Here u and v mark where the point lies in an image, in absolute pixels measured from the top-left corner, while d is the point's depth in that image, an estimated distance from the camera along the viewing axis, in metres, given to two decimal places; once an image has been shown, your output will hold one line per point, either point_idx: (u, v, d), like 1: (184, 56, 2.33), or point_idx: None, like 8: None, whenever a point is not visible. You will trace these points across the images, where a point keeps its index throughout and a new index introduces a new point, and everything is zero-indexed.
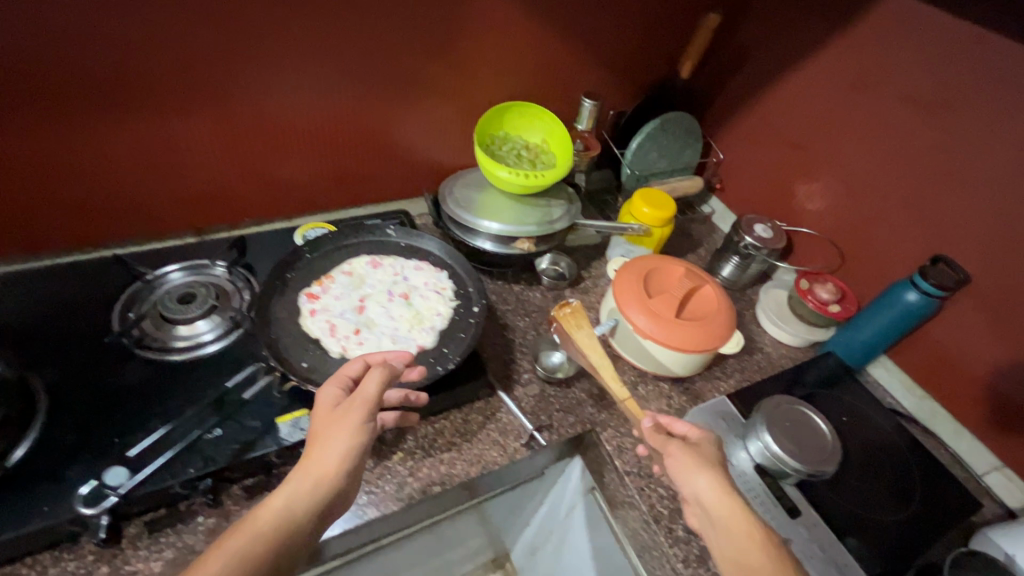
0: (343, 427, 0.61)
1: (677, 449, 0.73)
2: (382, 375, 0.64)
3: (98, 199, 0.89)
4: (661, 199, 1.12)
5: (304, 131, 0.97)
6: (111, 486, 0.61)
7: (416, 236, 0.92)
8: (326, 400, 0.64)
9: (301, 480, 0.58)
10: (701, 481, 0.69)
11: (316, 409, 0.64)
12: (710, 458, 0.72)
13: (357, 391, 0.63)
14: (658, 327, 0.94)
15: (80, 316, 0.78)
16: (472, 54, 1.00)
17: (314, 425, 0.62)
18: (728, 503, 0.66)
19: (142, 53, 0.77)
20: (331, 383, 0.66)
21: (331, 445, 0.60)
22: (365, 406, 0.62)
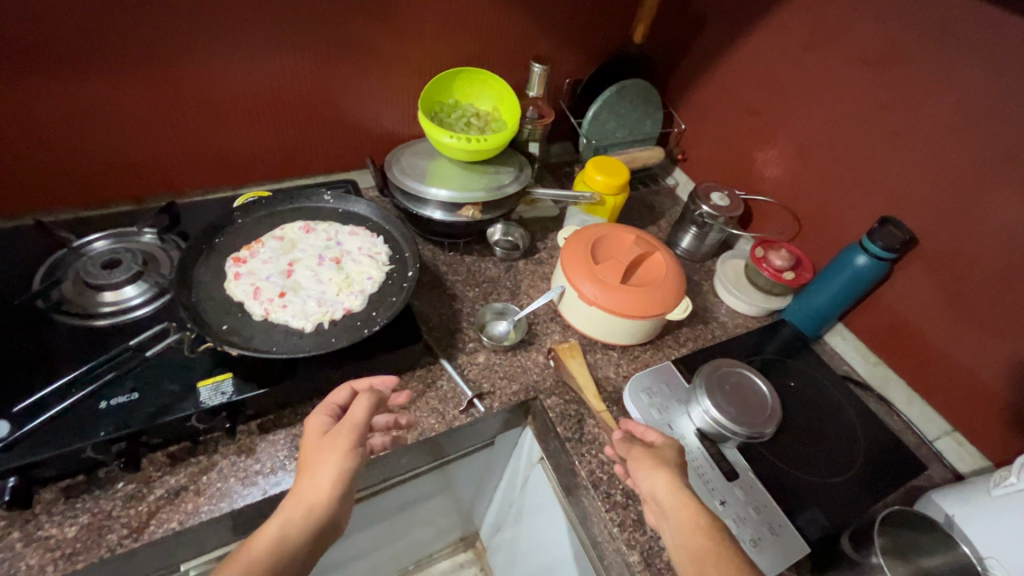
0: (334, 452, 0.63)
1: (637, 455, 0.71)
2: (368, 398, 0.67)
3: (25, 166, 0.86)
4: (615, 167, 1.10)
5: (242, 99, 0.95)
6: None
7: (353, 202, 0.90)
8: (316, 429, 0.67)
9: (293, 506, 0.60)
10: (656, 481, 0.67)
11: (306, 439, 0.67)
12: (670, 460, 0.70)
13: (344, 416, 0.67)
14: (604, 294, 0.92)
15: (1, 283, 0.76)
16: (414, 15, 0.97)
17: (305, 453, 0.65)
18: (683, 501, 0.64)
19: (55, 9, 0.75)
20: (319, 412, 0.70)
21: (321, 468, 0.62)
22: (353, 429, 0.65)
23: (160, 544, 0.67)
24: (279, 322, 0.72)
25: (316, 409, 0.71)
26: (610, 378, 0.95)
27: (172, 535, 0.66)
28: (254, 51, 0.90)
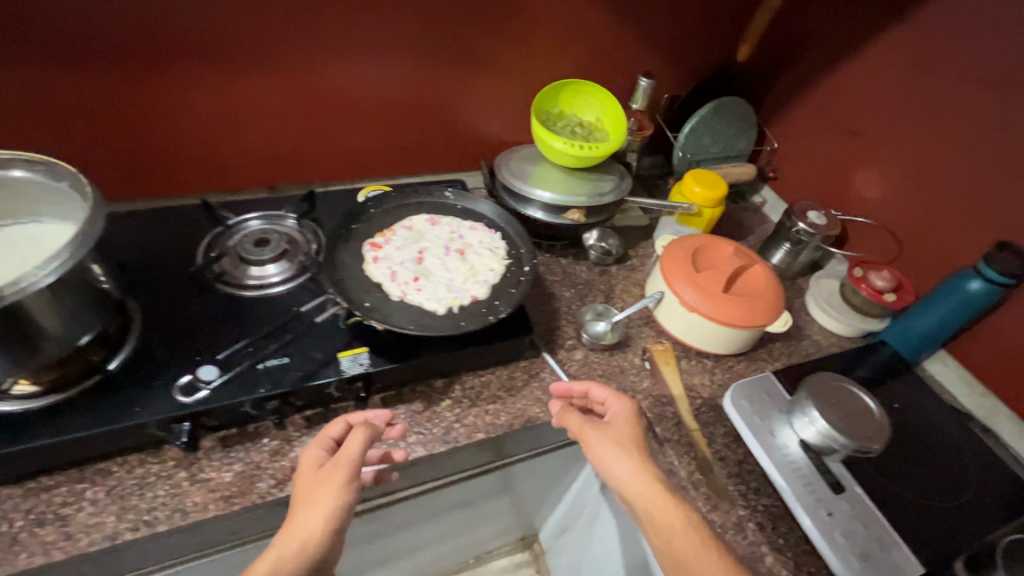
0: (328, 487, 0.66)
1: (599, 435, 0.75)
2: (363, 434, 0.69)
3: (187, 153, 0.97)
4: (713, 180, 1.12)
5: (371, 100, 1.03)
6: (205, 380, 0.70)
7: (472, 200, 0.96)
8: (311, 463, 0.69)
9: (288, 543, 0.62)
10: (622, 464, 0.72)
11: (300, 475, 0.69)
12: (630, 438, 0.75)
13: (339, 452, 0.69)
14: (704, 302, 0.94)
15: (172, 252, 0.86)
16: (532, 26, 1.03)
17: (300, 489, 0.68)
18: (655, 492, 0.69)
19: (235, 16, 0.85)
20: (315, 445, 0.72)
21: (315, 505, 0.64)
22: (348, 466, 0.67)
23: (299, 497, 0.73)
24: (414, 303, 0.78)
25: (312, 442, 0.73)
26: (705, 385, 0.97)
27: None
28: (386, 55, 0.98)
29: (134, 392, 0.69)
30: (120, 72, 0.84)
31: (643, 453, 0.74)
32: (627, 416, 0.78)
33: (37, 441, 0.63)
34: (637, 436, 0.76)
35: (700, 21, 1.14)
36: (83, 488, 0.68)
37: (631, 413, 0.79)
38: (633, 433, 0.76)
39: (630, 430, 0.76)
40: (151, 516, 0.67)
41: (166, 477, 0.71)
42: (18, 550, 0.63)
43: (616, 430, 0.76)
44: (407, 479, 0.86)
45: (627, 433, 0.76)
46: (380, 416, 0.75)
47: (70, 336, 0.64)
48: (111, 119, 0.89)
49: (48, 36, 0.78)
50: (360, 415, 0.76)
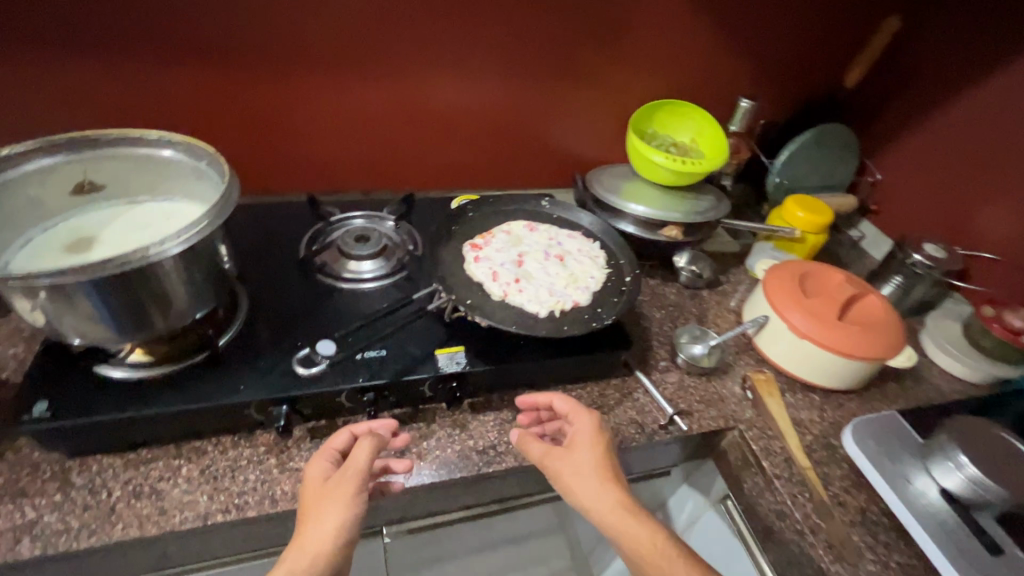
0: (337, 499, 0.60)
1: (569, 464, 0.66)
2: (369, 445, 0.64)
3: (293, 153, 1.00)
4: (817, 206, 1.06)
5: (472, 109, 1.04)
6: (322, 354, 0.69)
7: (570, 209, 0.94)
8: (316, 477, 0.63)
9: (297, 558, 0.56)
10: (589, 492, 0.64)
11: (306, 488, 0.63)
12: (595, 462, 0.66)
13: (346, 464, 0.63)
14: (818, 328, 0.87)
15: (278, 244, 0.88)
16: (634, 44, 1.04)
17: (305, 502, 0.61)
18: (625, 523, 0.62)
19: (356, 24, 0.89)
20: (319, 458, 0.65)
21: (322, 518, 0.59)
22: (354, 478, 0.62)
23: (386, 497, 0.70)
24: (516, 304, 0.76)
25: (316, 456, 0.66)
26: (816, 422, 0.88)
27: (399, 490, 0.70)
28: (491, 65, 1.00)
29: (237, 370, 0.68)
30: (244, 72, 0.88)
31: (613, 475, 0.66)
32: (589, 433, 0.68)
33: (150, 409, 0.63)
34: (606, 455, 0.67)
35: (803, 45, 1.12)
36: (178, 465, 0.67)
37: (596, 427, 0.69)
38: (600, 456, 0.67)
39: (596, 451, 0.67)
40: (241, 501, 0.65)
41: (257, 462, 0.69)
42: (113, 521, 0.61)
43: (579, 454, 0.67)
44: (488, 494, 0.80)
45: (592, 457, 0.66)
46: (386, 425, 0.69)
47: (188, 310, 0.65)
48: (228, 116, 0.92)
49: (187, 33, 0.82)
50: (364, 426, 0.70)
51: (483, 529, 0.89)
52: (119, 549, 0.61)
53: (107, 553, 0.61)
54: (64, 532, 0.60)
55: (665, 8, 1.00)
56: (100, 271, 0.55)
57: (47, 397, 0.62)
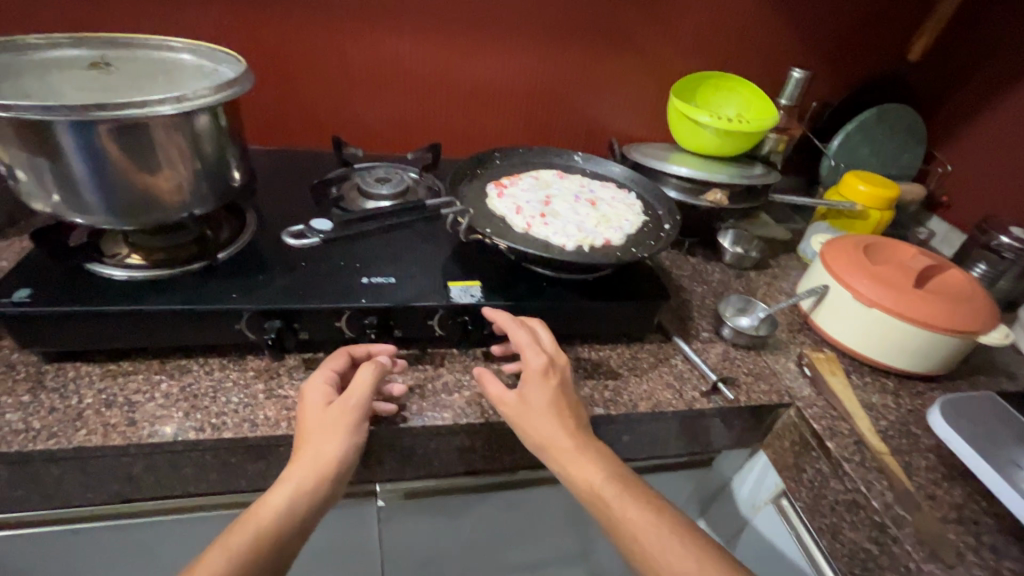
0: (344, 423, 0.55)
1: (524, 404, 0.59)
2: (373, 373, 0.58)
3: (326, 106, 1.00)
4: (881, 180, 0.96)
5: (505, 73, 1.02)
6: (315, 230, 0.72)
7: (604, 163, 0.88)
8: (316, 399, 0.57)
9: (302, 479, 0.51)
10: (535, 430, 0.57)
11: (304, 411, 0.56)
12: (547, 400, 0.58)
13: (348, 392, 0.57)
14: (893, 296, 0.74)
15: (297, 183, 0.85)
16: (678, 8, 0.99)
17: (303, 425, 0.55)
18: (572, 462, 0.55)
19: None
20: (317, 379, 0.59)
21: (325, 443, 0.53)
22: (359, 407, 0.56)
23: (382, 436, 0.62)
24: (540, 236, 0.69)
25: (312, 376, 0.60)
26: (891, 407, 0.74)
27: (397, 430, 0.61)
28: (526, 24, 0.97)
29: (234, 281, 0.63)
30: (283, 17, 0.89)
31: (570, 413, 0.58)
32: (539, 369, 0.60)
33: (135, 306, 0.58)
34: (559, 394, 0.59)
35: (861, 20, 1.06)
36: (159, 379, 0.61)
37: (548, 365, 0.60)
38: (552, 396, 0.59)
39: (545, 391, 0.59)
40: (219, 421, 0.58)
41: (244, 385, 0.62)
42: (78, 426, 0.55)
43: (532, 394, 0.59)
44: (499, 458, 0.70)
45: (541, 397, 0.58)
46: (386, 351, 0.64)
47: (188, 204, 0.60)
48: (265, 63, 0.93)
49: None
50: (363, 349, 0.65)
51: (493, 511, 0.77)
52: (80, 457, 0.55)
53: (68, 461, 0.55)
54: (24, 431, 0.54)
55: None
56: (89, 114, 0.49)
57: (32, 285, 0.58)
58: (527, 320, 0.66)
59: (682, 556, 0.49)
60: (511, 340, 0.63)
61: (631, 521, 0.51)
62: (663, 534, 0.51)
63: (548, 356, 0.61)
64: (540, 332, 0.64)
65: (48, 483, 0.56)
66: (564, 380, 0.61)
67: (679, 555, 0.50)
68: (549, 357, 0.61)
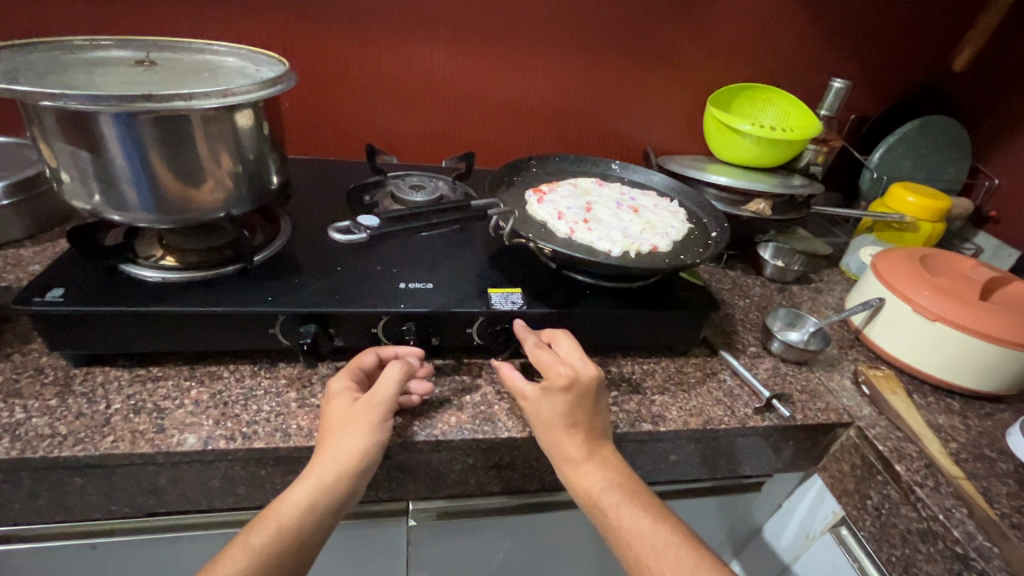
0: (365, 421, 0.53)
1: (538, 406, 0.56)
2: (399, 370, 0.56)
3: (359, 117, 0.99)
4: (931, 192, 0.92)
5: (537, 85, 1.02)
6: (362, 225, 0.68)
7: (642, 172, 0.86)
8: (339, 394, 0.55)
9: (322, 474, 0.50)
10: (548, 435, 0.56)
11: (328, 405, 0.55)
12: (563, 411, 0.55)
13: (373, 389, 0.55)
14: (958, 308, 0.70)
15: (331, 191, 0.84)
16: (713, 18, 0.98)
17: (326, 419, 0.54)
18: (573, 469, 0.54)
19: None
20: (344, 375, 0.58)
21: (346, 440, 0.51)
22: (384, 404, 0.54)
23: (419, 450, 0.58)
24: (584, 241, 0.66)
25: (340, 372, 0.59)
26: (960, 428, 0.69)
27: (434, 443, 0.58)
28: (560, 34, 0.97)
29: (270, 285, 0.61)
30: (319, 28, 0.89)
31: (586, 423, 0.55)
32: (561, 383, 0.55)
33: (169, 307, 0.56)
34: (577, 404, 0.55)
35: (901, 31, 1.04)
36: (189, 386, 0.59)
37: (570, 381, 0.55)
38: (566, 408, 0.55)
39: (563, 404, 0.55)
40: (250, 430, 0.55)
41: (275, 394, 0.59)
42: (105, 433, 0.53)
43: (546, 403, 0.56)
44: (539, 476, 0.65)
45: (552, 409, 0.55)
46: (414, 351, 0.61)
47: (224, 203, 0.59)
48: (298, 72, 0.93)
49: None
50: (393, 350, 0.61)
51: (529, 534, 0.72)
52: (106, 466, 0.52)
53: (92, 470, 0.52)
54: (49, 436, 0.51)
55: None
56: (129, 105, 0.47)
57: (65, 285, 0.56)
58: (550, 334, 0.61)
59: (674, 566, 0.48)
60: (533, 362, 0.57)
61: (626, 530, 0.50)
62: (658, 545, 0.49)
63: (571, 372, 0.56)
64: (564, 345, 0.59)
65: (72, 494, 0.54)
66: (589, 395, 0.56)
67: (672, 565, 0.48)
68: (574, 373, 0.55)
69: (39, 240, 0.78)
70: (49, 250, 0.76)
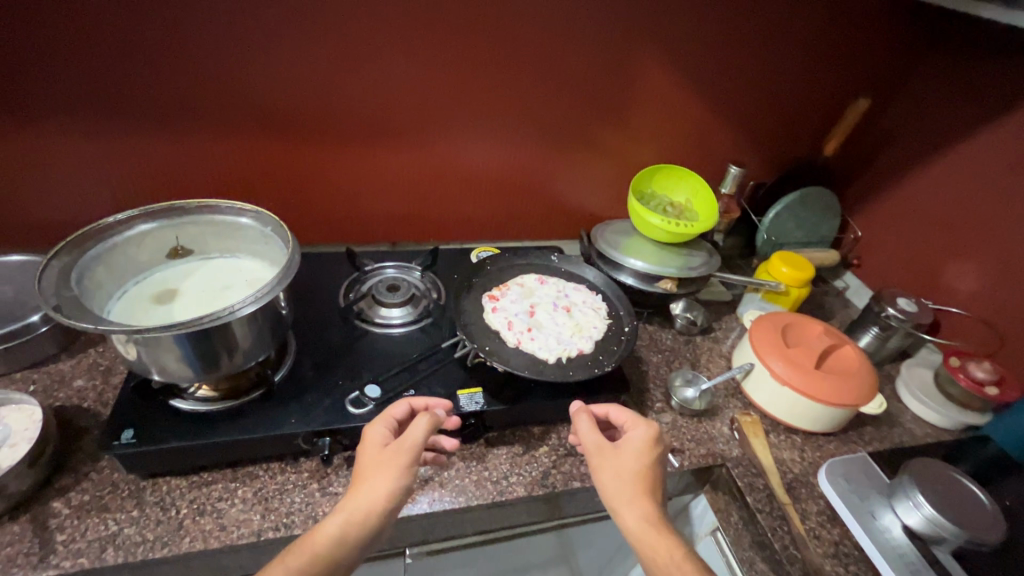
0: (392, 467, 0.68)
1: (606, 456, 0.74)
2: (427, 422, 0.70)
3: (333, 207, 1.14)
4: (799, 262, 1.18)
5: (488, 173, 1.18)
6: (370, 395, 0.81)
7: (576, 265, 1.08)
8: (376, 439, 0.72)
9: (352, 511, 0.65)
10: (629, 493, 0.70)
11: (366, 448, 0.71)
12: (647, 468, 0.73)
13: (404, 435, 0.70)
14: (798, 377, 0.97)
15: (321, 292, 1.01)
16: (632, 116, 1.17)
17: (363, 460, 0.70)
18: (634, 514, 0.69)
19: (393, 100, 1.02)
20: (380, 422, 0.74)
21: (378, 481, 0.67)
22: (410, 451, 0.69)
23: (412, 519, 0.80)
24: (528, 351, 0.88)
25: (376, 419, 0.75)
26: (796, 461, 0.97)
27: (424, 513, 0.79)
28: (505, 133, 1.13)
29: (289, 406, 0.80)
30: (294, 141, 1.02)
31: (653, 482, 0.73)
32: (648, 440, 0.76)
33: (216, 438, 0.74)
34: (653, 461, 0.74)
35: (784, 118, 1.26)
36: (235, 487, 0.78)
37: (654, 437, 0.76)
38: (649, 464, 0.74)
39: (648, 459, 0.74)
40: (288, 519, 0.75)
41: (302, 486, 0.79)
42: (182, 534, 0.72)
43: (623, 457, 0.74)
44: (500, 520, 0.89)
45: (637, 464, 0.73)
46: (440, 405, 0.80)
47: (249, 353, 0.76)
48: (279, 176, 1.06)
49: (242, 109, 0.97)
50: (422, 402, 0.81)
51: (497, 555, 0.97)
52: (185, 559, 0.71)
53: (174, 562, 0.71)
54: (141, 542, 0.70)
55: (660, 89, 1.14)
56: (195, 326, 0.65)
57: (132, 426, 0.74)
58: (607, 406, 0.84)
59: None
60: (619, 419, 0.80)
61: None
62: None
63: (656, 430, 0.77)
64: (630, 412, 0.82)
65: None
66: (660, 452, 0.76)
67: None
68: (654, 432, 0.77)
69: (72, 351, 0.93)
70: (85, 361, 0.91)
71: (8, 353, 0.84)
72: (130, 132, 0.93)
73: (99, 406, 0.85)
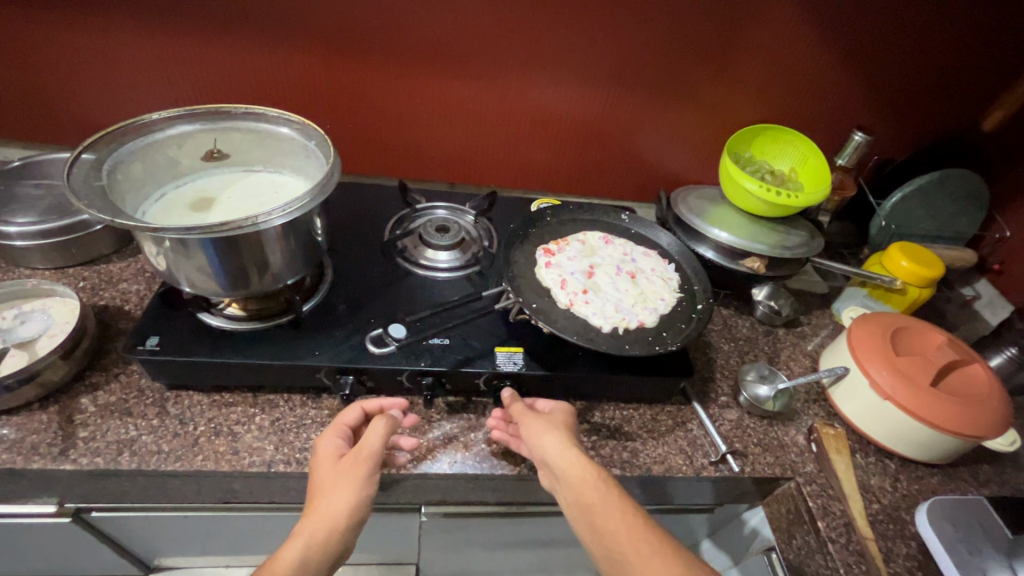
0: (350, 480, 0.60)
1: (531, 419, 0.68)
2: (384, 427, 0.64)
3: (389, 138, 1.06)
4: (925, 256, 0.97)
5: (559, 117, 1.05)
6: (393, 335, 0.74)
7: (649, 227, 0.95)
8: (329, 453, 0.64)
9: (312, 534, 0.57)
10: (588, 472, 0.62)
11: (318, 465, 0.63)
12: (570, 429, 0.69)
13: (359, 444, 0.62)
14: (906, 390, 0.79)
15: (369, 226, 0.95)
16: (740, 61, 0.99)
17: (317, 477, 0.62)
18: (608, 508, 0.60)
19: (462, 20, 0.91)
20: (331, 433, 0.66)
21: (337, 497, 0.59)
22: (371, 459, 0.61)
23: (430, 478, 0.73)
24: (581, 315, 0.77)
25: (327, 430, 0.67)
26: (887, 491, 0.81)
27: (443, 474, 0.72)
28: (585, 70, 0.98)
29: (316, 337, 0.75)
30: (352, 60, 0.94)
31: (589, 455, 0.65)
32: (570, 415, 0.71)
33: (235, 358, 0.70)
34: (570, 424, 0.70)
35: (935, 79, 1.02)
36: (254, 412, 0.74)
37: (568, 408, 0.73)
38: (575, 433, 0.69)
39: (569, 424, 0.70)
40: (302, 456, 0.71)
41: (321, 423, 0.74)
42: (195, 452, 0.69)
43: (548, 420, 0.68)
44: (526, 493, 0.81)
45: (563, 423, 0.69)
46: (396, 404, 0.71)
47: (280, 275, 0.71)
48: (334, 98, 0.99)
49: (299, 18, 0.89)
50: (376, 403, 0.71)
51: (519, 527, 0.90)
52: (195, 475, 0.69)
53: (186, 478, 0.69)
54: (156, 453, 0.68)
55: (781, 29, 0.95)
56: (218, 232, 0.59)
57: (158, 334, 0.71)
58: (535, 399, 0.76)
59: None
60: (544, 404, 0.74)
61: None
62: None
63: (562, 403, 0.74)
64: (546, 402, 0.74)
65: (170, 488, 0.71)
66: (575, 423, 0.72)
67: None
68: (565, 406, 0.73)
69: (124, 253, 0.93)
70: (133, 265, 0.91)
71: (60, 248, 0.85)
72: (191, 35, 0.89)
73: (139, 311, 0.84)
